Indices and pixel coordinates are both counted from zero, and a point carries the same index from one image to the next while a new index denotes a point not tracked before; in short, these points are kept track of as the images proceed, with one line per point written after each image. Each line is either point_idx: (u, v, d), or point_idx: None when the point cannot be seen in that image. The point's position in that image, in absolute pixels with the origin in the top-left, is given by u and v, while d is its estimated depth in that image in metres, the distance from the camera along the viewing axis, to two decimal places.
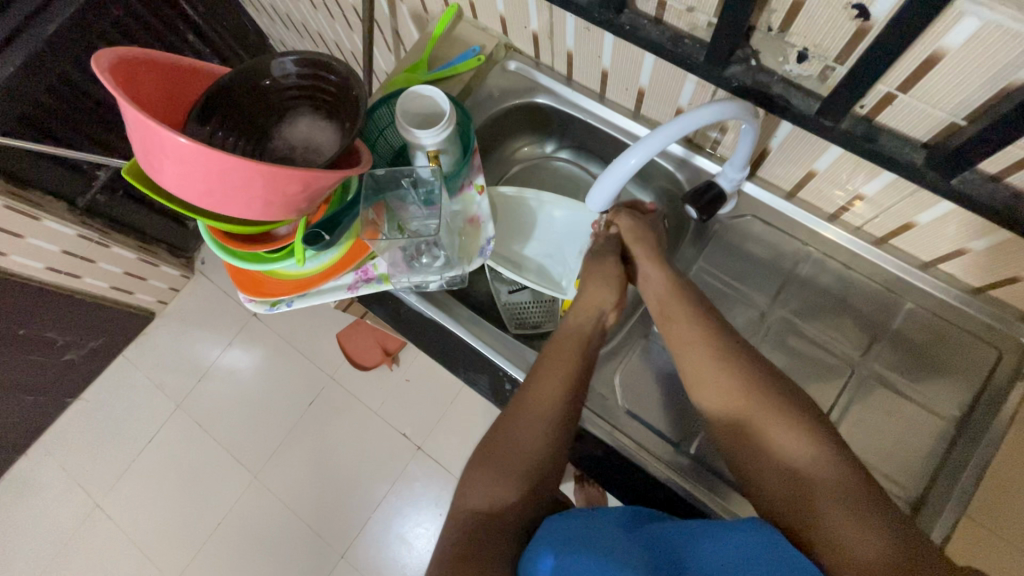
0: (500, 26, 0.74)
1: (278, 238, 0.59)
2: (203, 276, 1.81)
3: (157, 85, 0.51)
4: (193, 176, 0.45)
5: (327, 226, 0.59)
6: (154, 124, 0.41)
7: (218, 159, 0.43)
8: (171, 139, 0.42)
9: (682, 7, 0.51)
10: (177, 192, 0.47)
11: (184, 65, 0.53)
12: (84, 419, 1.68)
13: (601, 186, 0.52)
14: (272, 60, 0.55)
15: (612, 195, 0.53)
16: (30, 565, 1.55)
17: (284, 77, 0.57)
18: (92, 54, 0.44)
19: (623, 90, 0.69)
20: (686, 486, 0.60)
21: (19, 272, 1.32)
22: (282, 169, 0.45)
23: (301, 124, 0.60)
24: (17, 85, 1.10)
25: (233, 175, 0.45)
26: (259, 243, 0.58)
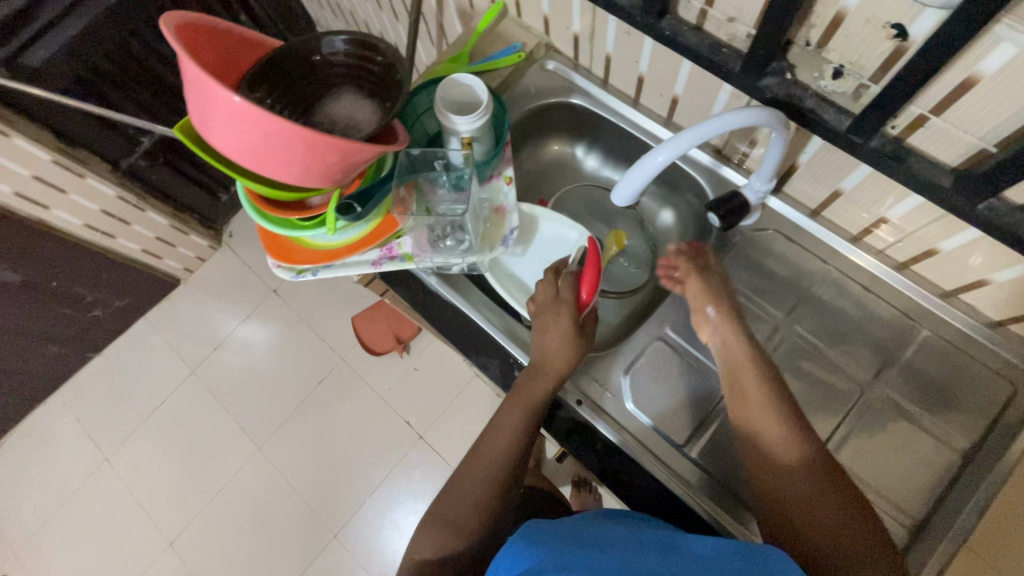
0: (543, 26, 0.76)
1: (312, 208, 0.62)
2: (229, 248, 1.85)
3: (214, 52, 0.54)
4: (239, 135, 0.47)
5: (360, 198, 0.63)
6: (213, 82, 0.44)
7: (265, 120, 0.45)
8: (226, 98, 0.44)
9: (723, 16, 0.52)
10: (223, 149, 0.49)
11: (239, 35, 0.56)
12: (102, 375, 1.73)
13: (626, 182, 0.52)
14: (325, 38, 0.59)
15: (635, 195, 0.54)
16: (36, 510, 1.60)
17: (334, 56, 0.60)
18: (161, 14, 0.47)
19: (657, 97, 0.70)
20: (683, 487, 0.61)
21: (58, 226, 1.38)
22: (324, 138, 0.47)
23: (343, 100, 0.62)
24: (76, 48, 1.16)
25: (278, 138, 0.47)
26: (291, 211, 0.61)
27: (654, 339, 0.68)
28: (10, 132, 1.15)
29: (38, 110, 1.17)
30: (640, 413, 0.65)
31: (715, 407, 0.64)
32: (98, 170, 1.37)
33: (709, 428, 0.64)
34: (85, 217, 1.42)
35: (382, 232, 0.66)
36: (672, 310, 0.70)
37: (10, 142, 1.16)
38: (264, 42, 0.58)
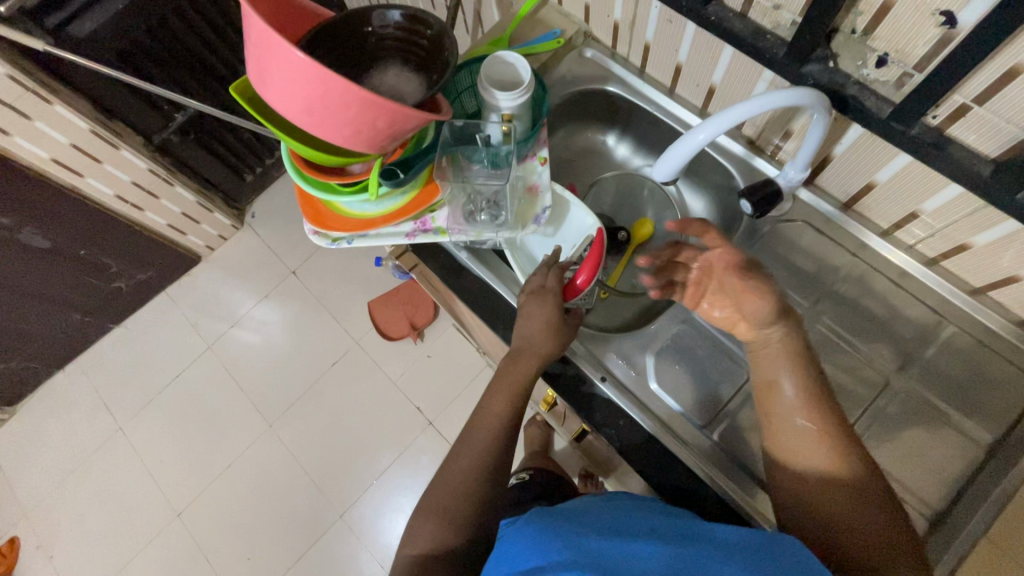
0: (583, 13, 0.77)
1: (353, 174, 0.64)
2: (250, 228, 1.87)
3: (273, 17, 0.56)
4: (297, 91, 0.49)
5: (401, 166, 0.63)
6: (278, 37, 0.46)
7: (325, 77, 0.47)
8: (289, 54, 0.46)
9: (769, 4, 0.53)
10: (281, 106, 0.51)
11: (296, 2, 0.58)
12: (121, 346, 1.76)
13: (669, 157, 0.53)
14: (376, 10, 0.60)
15: (674, 173, 0.55)
16: (50, 474, 1.63)
17: (383, 29, 0.61)
18: None
19: (694, 86, 0.71)
20: (704, 467, 0.62)
21: (89, 195, 1.41)
22: (377, 100, 0.49)
23: (389, 73, 0.63)
24: (120, 22, 1.19)
25: (334, 98, 0.49)
26: (332, 176, 0.62)
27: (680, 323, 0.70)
28: (52, 99, 1.18)
29: (78, 79, 1.20)
30: (662, 393, 0.66)
31: (738, 392, 0.65)
32: (132, 143, 1.40)
33: (732, 411, 0.65)
34: (117, 188, 1.45)
35: (418, 203, 0.67)
36: None
37: (51, 110, 1.20)
38: (318, 11, 0.60)
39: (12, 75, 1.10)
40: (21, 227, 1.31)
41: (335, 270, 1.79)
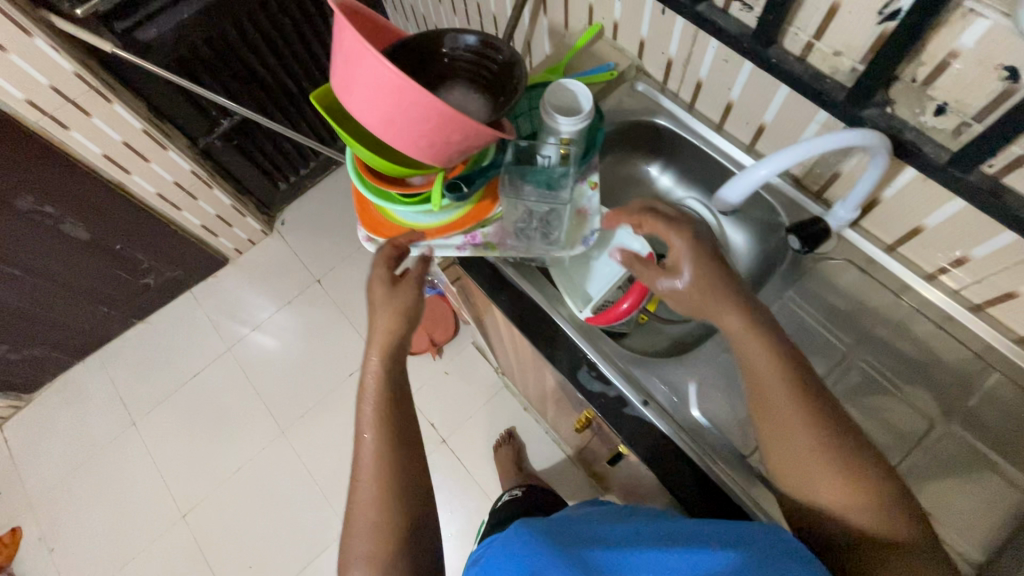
0: (637, 49, 0.81)
1: (414, 186, 0.66)
2: (279, 235, 1.91)
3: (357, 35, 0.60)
4: (381, 103, 0.52)
5: (464, 180, 0.66)
6: (369, 47, 0.49)
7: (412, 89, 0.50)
8: (378, 63, 0.49)
9: (829, 50, 0.56)
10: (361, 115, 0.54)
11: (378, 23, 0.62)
12: (141, 342, 1.78)
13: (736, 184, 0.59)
14: (452, 35, 0.63)
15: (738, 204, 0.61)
16: (59, 465, 1.63)
17: (455, 54, 0.65)
18: None
19: (743, 124, 0.74)
20: (746, 500, 0.60)
21: (133, 192, 1.45)
22: (455, 114, 0.52)
23: (456, 92, 0.67)
24: (183, 31, 1.25)
25: (414, 109, 0.51)
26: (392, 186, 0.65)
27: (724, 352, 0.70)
28: (112, 99, 1.23)
29: (137, 80, 1.26)
30: (705, 420, 0.66)
31: None
32: (179, 145, 1.44)
33: None
34: (159, 187, 1.49)
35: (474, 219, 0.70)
36: None
37: (110, 108, 1.24)
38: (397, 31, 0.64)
39: (78, 74, 1.15)
40: (65, 217, 1.35)
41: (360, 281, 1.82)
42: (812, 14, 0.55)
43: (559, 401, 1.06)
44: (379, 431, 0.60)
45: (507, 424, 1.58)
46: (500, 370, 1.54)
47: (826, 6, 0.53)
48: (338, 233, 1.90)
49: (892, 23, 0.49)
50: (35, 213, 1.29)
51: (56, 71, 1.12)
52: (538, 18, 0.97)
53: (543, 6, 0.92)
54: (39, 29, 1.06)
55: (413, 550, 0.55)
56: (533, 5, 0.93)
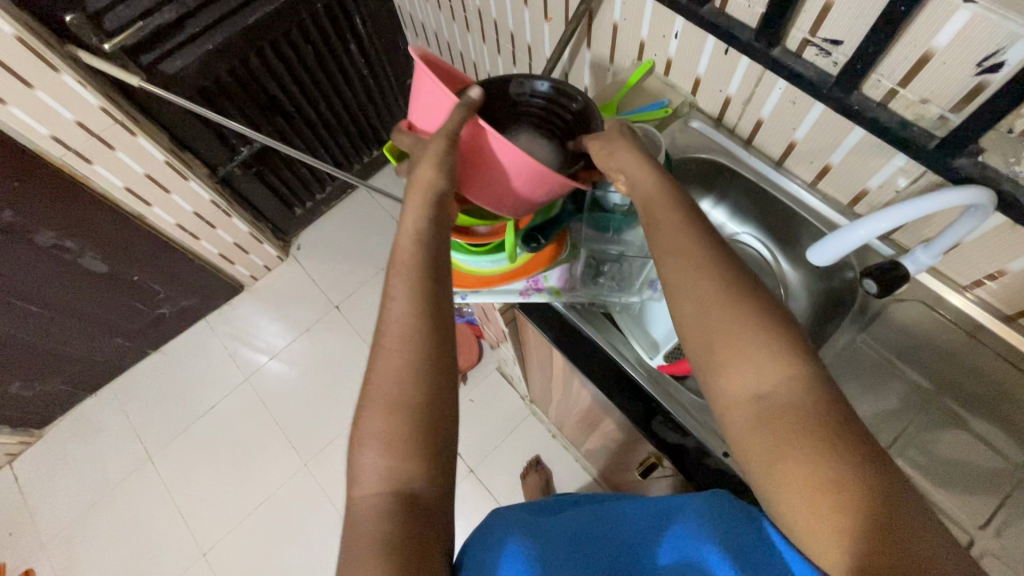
0: (691, 86, 0.80)
1: (479, 235, 0.66)
2: (295, 261, 1.88)
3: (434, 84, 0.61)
4: (483, 167, 0.55)
5: (541, 228, 0.64)
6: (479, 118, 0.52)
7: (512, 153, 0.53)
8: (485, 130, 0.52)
9: (915, 98, 0.55)
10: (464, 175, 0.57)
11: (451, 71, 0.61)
12: (157, 373, 1.74)
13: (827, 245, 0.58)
14: (526, 81, 0.62)
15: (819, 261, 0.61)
16: (73, 504, 1.58)
17: (528, 100, 0.64)
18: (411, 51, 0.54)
19: (806, 162, 0.73)
20: None
21: (152, 223, 1.43)
22: (552, 173, 0.53)
23: (522, 137, 0.65)
24: (207, 62, 1.24)
25: (513, 170, 0.54)
26: (464, 236, 0.66)
27: None
28: (136, 131, 1.21)
29: (160, 112, 1.24)
30: None
31: None
32: (200, 174, 1.41)
33: None
34: (178, 218, 1.46)
35: (539, 265, 0.68)
36: None
37: (133, 141, 1.22)
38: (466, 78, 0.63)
39: (104, 108, 1.13)
40: (84, 251, 1.32)
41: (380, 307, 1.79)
42: (898, 61, 0.54)
43: (604, 437, 1.04)
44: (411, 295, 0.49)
45: (536, 451, 1.55)
46: (528, 398, 1.52)
47: (917, 56, 0.52)
48: (355, 258, 1.87)
49: (992, 75, 0.49)
50: (56, 248, 1.26)
51: (81, 105, 1.10)
52: (581, 53, 0.96)
53: (588, 40, 0.92)
54: (66, 64, 1.04)
55: (446, 497, 0.48)
56: (576, 40, 0.93)
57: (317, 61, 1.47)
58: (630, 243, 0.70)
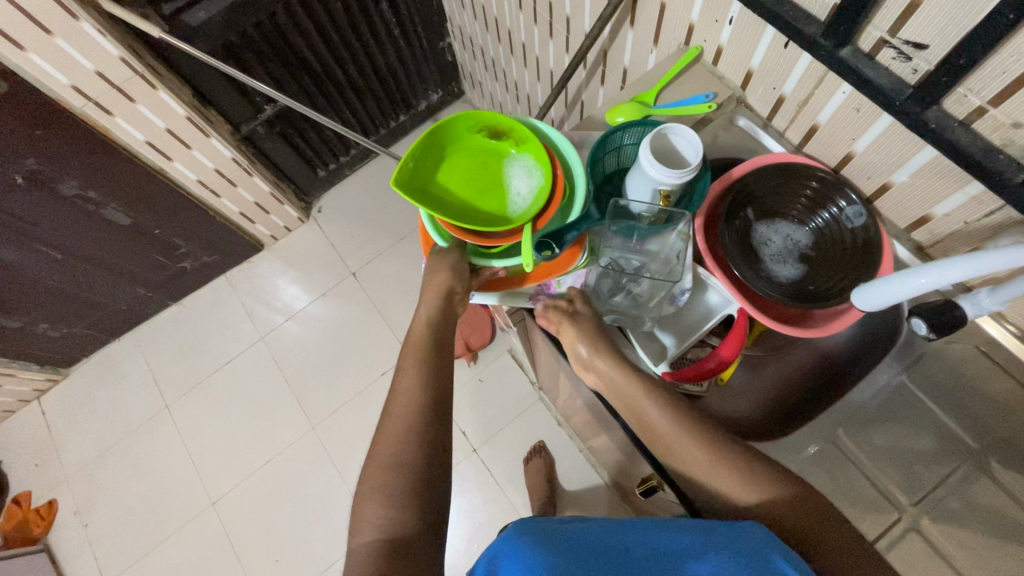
0: (741, 79, 0.72)
1: (494, 239, 0.61)
2: (316, 223, 1.86)
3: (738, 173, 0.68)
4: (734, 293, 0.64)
5: (554, 236, 0.61)
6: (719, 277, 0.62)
7: (743, 295, 0.63)
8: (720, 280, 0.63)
9: (1007, 120, 0.47)
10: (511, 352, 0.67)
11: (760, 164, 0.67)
12: (177, 323, 1.77)
13: (879, 290, 0.52)
14: (844, 208, 0.64)
15: (881, 301, 0.53)
16: (95, 443, 1.65)
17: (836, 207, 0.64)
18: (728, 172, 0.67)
19: (864, 176, 0.65)
20: None
21: (174, 177, 1.42)
22: (778, 324, 0.61)
23: (793, 212, 0.66)
24: (233, 13, 1.17)
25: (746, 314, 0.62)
26: (479, 237, 0.61)
27: (826, 441, 0.68)
28: (157, 85, 1.17)
29: (183, 64, 1.19)
30: None
31: (888, 531, 0.65)
32: (222, 131, 1.38)
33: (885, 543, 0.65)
34: (200, 173, 1.44)
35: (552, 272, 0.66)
36: (849, 413, 0.69)
37: (155, 95, 1.18)
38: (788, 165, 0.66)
39: (125, 59, 1.09)
40: (107, 202, 1.33)
41: (396, 278, 1.78)
42: (993, 75, 0.46)
43: (610, 439, 1.02)
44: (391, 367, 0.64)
45: (540, 438, 1.54)
46: (538, 386, 1.50)
47: (1017, 71, 0.44)
48: (375, 226, 1.85)
49: None
50: (79, 198, 1.27)
51: (102, 55, 1.06)
52: (622, 31, 0.87)
53: (631, 17, 0.83)
54: (86, 12, 0.99)
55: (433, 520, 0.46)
56: (618, 16, 0.84)
57: (346, 20, 1.39)
58: (649, 253, 0.66)
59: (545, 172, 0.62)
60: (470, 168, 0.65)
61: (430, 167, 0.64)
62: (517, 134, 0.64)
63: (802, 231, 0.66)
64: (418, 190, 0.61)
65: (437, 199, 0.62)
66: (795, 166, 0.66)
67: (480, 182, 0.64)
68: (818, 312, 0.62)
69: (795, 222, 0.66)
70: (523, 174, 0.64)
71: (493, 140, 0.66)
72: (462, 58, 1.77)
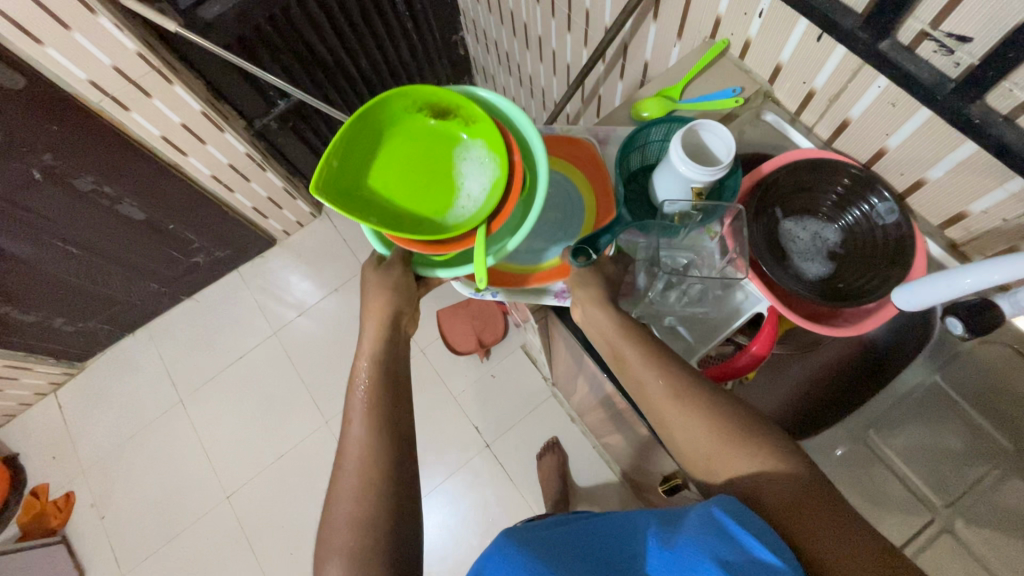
0: (770, 73, 0.70)
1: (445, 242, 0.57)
2: (327, 218, 1.86)
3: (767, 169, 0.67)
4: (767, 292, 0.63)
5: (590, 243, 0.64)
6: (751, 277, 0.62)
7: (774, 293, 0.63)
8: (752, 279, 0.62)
9: None
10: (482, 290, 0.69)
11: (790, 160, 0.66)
12: (190, 317, 1.78)
13: (918, 292, 0.52)
14: (876, 205, 0.62)
15: (923, 304, 0.52)
16: (110, 436, 1.67)
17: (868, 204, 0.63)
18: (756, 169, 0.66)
19: (896, 173, 0.64)
20: None
21: (188, 173, 1.42)
22: (812, 324, 0.61)
23: (822, 209, 0.65)
24: (248, 6, 1.16)
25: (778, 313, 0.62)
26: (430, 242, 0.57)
27: (855, 440, 0.70)
28: (172, 79, 1.16)
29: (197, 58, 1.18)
30: None
31: (919, 530, 0.65)
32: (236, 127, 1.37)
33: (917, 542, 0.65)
34: (214, 168, 1.44)
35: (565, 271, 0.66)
36: (881, 413, 0.70)
37: (170, 90, 1.18)
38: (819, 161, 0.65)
39: (141, 53, 1.08)
40: (123, 198, 1.33)
41: None
42: None
43: (626, 436, 1.01)
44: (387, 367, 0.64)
45: (554, 434, 1.54)
46: (551, 381, 1.49)
47: None
48: None
49: None
50: (95, 193, 1.27)
51: (118, 49, 1.06)
52: (644, 24, 0.86)
53: (655, 10, 0.81)
54: (103, 6, 0.98)
55: None
56: (641, 8, 0.83)
57: (359, 13, 1.38)
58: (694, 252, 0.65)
59: (499, 153, 0.58)
60: (419, 157, 0.62)
61: (360, 163, 0.60)
62: (464, 111, 0.60)
63: (832, 229, 0.65)
64: (365, 199, 0.59)
65: (387, 202, 0.60)
66: (825, 162, 0.65)
67: (432, 172, 0.62)
68: (848, 310, 0.62)
69: (825, 218, 0.65)
70: (479, 159, 0.61)
71: (439, 121, 0.62)
72: (474, 51, 1.75)
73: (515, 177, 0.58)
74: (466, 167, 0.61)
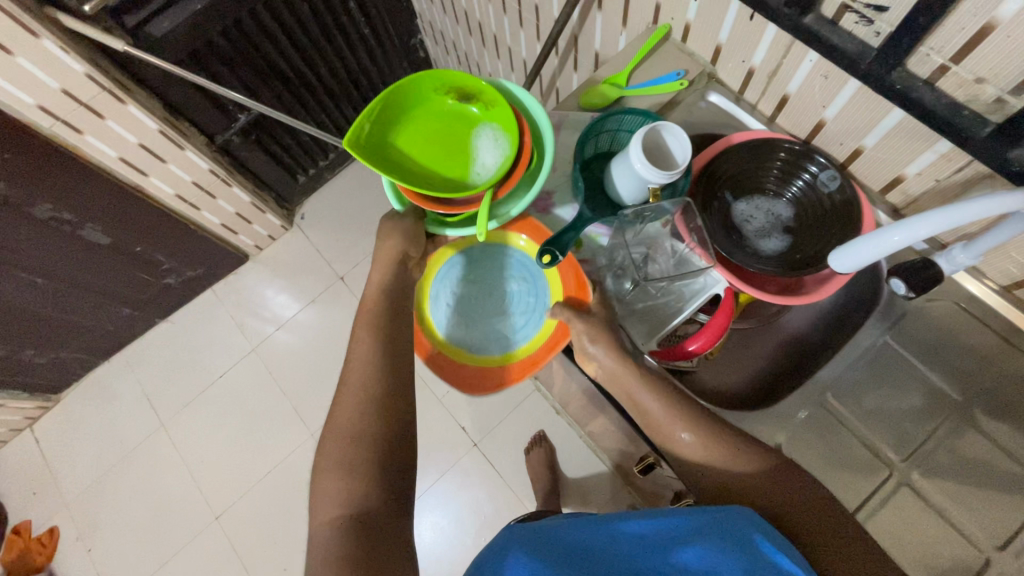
0: (711, 54, 0.72)
1: (456, 204, 0.62)
2: (299, 230, 1.84)
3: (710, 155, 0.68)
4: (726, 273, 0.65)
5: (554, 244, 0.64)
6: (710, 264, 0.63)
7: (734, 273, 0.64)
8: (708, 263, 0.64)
9: (970, 76, 0.48)
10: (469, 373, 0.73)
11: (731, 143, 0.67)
12: (166, 340, 1.76)
13: (855, 250, 0.53)
14: (817, 176, 0.64)
15: (859, 263, 0.55)
16: (91, 466, 1.64)
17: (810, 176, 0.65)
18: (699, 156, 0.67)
19: (837, 144, 0.65)
20: None
21: (151, 193, 1.40)
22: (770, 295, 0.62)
23: (769, 185, 0.67)
24: (198, 20, 1.14)
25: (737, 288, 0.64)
26: (441, 203, 0.62)
27: (816, 405, 0.72)
28: (126, 99, 1.15)
29: (149, 76, 1.17)
30: None
31: (881, 486, 0.67)
32: (196, 143, 1.35)
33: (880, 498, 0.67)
34: (177, 187, 1.42)
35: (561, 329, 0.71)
36: (840, 377, 0.72)
37: (123, 108, 1.16)
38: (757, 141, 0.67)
39: (89, 74, 1.07)
40: (85, 223, 1.31)
41: None
42: (954, 32, 0.47)
43: (605, 421, 1.03)
44: (348, 370, 0.65)
45: (540, 428, 1.55)
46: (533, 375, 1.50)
47: (975, 27, 0.45)
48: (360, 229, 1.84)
49: None
50: (55, 220, 1.25)
51: (65, 72, 1.04)
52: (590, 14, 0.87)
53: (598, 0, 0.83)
54: (46, 29, 0.97)
55: None
56: None
57: (314, 22, 1.37)
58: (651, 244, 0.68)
59: (512, 132, 0.62)
60: (438, 129, 0.65)
61: (391, 123, 0.63)
62: (486, 96, 0.64)
63: (783, 204, 0.66)
64: (388, 154, 0.62)
65: (406, 161, 0.63)
66: (764, 139, 0.66)
67: (449, 147, 0.65)
68: (810, 278, 0.63)
69: (773, 193, 0.67)
70: (493, 138, 0.65)
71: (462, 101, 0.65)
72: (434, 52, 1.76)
73: (523, 157, 0.62)
74: (481, 143, 0.65)
